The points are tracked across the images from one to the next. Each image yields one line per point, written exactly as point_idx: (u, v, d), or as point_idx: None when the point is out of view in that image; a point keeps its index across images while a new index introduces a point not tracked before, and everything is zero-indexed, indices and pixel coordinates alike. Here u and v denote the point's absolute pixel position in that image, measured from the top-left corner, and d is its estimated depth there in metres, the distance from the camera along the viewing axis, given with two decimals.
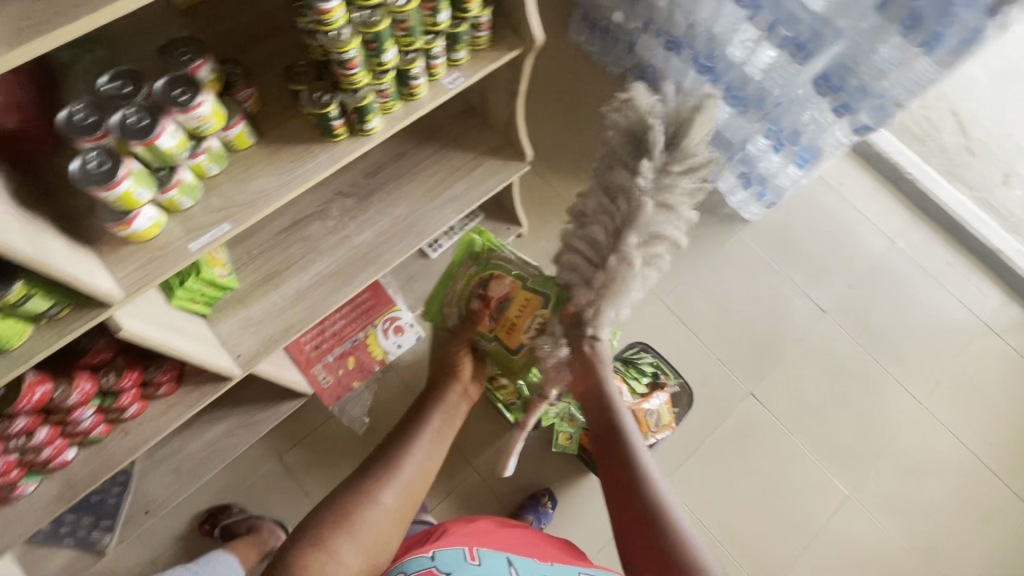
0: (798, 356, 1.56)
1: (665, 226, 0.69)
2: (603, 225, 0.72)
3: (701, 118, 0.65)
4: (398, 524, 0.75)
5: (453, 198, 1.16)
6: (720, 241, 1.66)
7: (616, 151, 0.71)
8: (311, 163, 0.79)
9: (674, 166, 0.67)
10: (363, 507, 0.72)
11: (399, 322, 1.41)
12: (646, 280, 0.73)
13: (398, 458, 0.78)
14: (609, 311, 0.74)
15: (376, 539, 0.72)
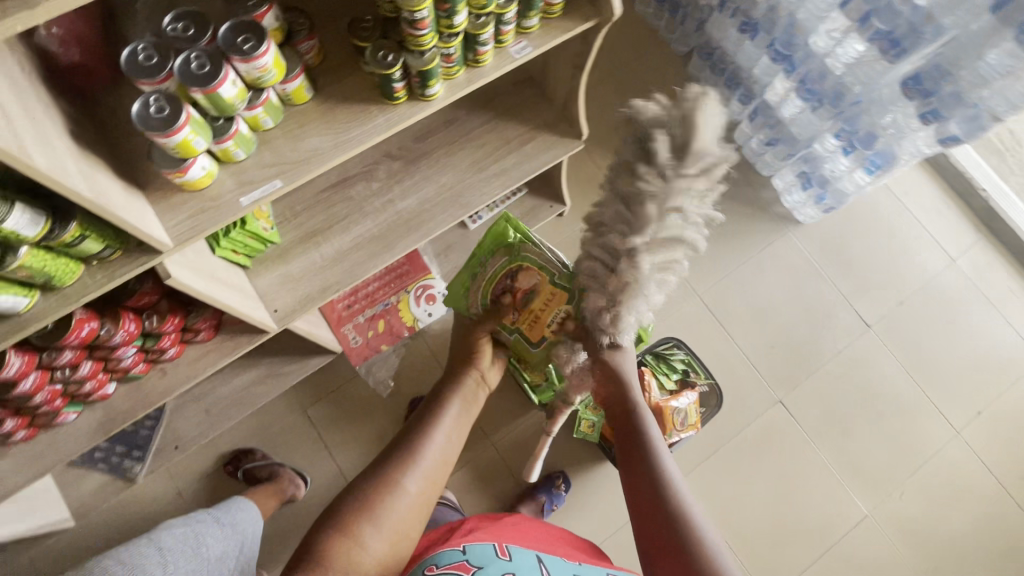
0: (834, 369, 1.51)
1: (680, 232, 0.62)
2: (620, 234, 0.64)
3: (705, 115, 0.55)
4: (421, 511, 0.75)
5: (503, 171, 1.12)
6: (769, 240, 1.58)
7: (624, 161, 0.62)
8: (368, 125, 0.76)
9: (686, 170, 0.57)
10: (387, 494, 0.72)
11: (431, 290, 1.39)
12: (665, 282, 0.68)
13: (417, 444, 0.77)
14: (627, 315, 0.71)
15: (400, 528, 0.71)
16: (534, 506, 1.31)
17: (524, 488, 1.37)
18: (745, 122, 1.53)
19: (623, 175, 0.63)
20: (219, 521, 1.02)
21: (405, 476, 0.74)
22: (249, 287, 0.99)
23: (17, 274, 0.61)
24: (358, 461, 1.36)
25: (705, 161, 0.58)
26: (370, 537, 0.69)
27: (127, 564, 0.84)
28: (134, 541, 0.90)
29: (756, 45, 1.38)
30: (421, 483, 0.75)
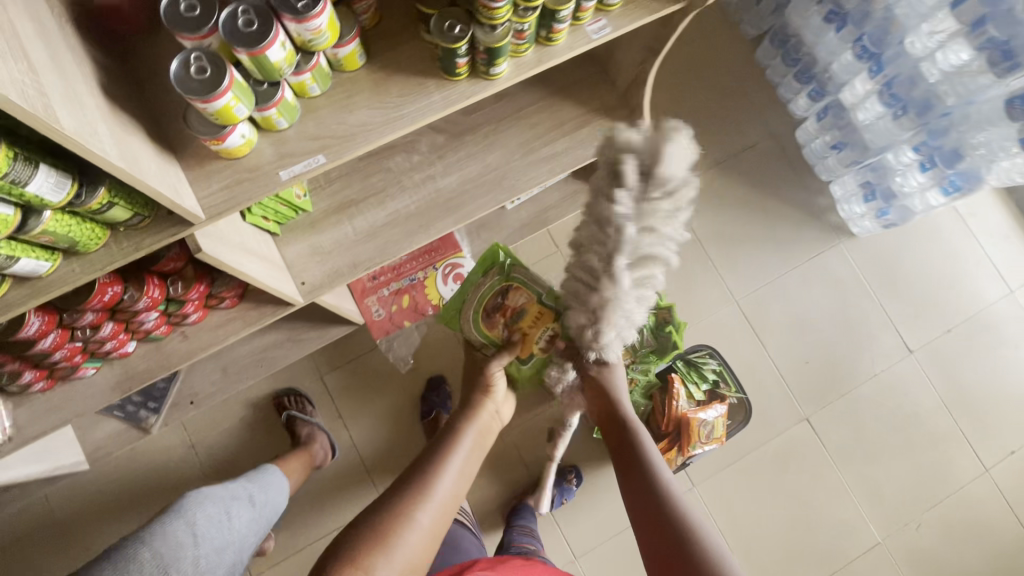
0: (868, 392, 1.45)
1: (657, 250, 0.59)
2: (597, 253, 0.61)
3: (675, 145, 0.54)
4: (432, 546, 0.71)
5: (554, 156, 1.04)
6: (820, 251, 1.50)
7: (598, 184, 0.59)
8: (422, 102, 0.69)
9: (651, 195, 0.56)
10: (400, 529, 0.68)
11: (459, 270, 1.32)
12: (644, 298, 0.65)
13: (431, 481, 0.74)
14: (610, 329, 0.66)
15: (411, 565, 0.68)
16: (545, 500, 1.29)
17: (535, 478, 1.35)
18: (812, 119, 1.45)
19: (595, 202, 0.59)
20: (252, 501, 0.99)
21: (420, 514, 0.70)
22: (278, 257, 0.95)
23: (39, 238, 0.57)
24: (372, 434, 1.35)
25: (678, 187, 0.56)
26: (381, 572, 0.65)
27: (161, 559, 0.79)
28: (169, 519, 0.85)
29: (839, 38, 1.25)
30: (434, 519, 0.72)
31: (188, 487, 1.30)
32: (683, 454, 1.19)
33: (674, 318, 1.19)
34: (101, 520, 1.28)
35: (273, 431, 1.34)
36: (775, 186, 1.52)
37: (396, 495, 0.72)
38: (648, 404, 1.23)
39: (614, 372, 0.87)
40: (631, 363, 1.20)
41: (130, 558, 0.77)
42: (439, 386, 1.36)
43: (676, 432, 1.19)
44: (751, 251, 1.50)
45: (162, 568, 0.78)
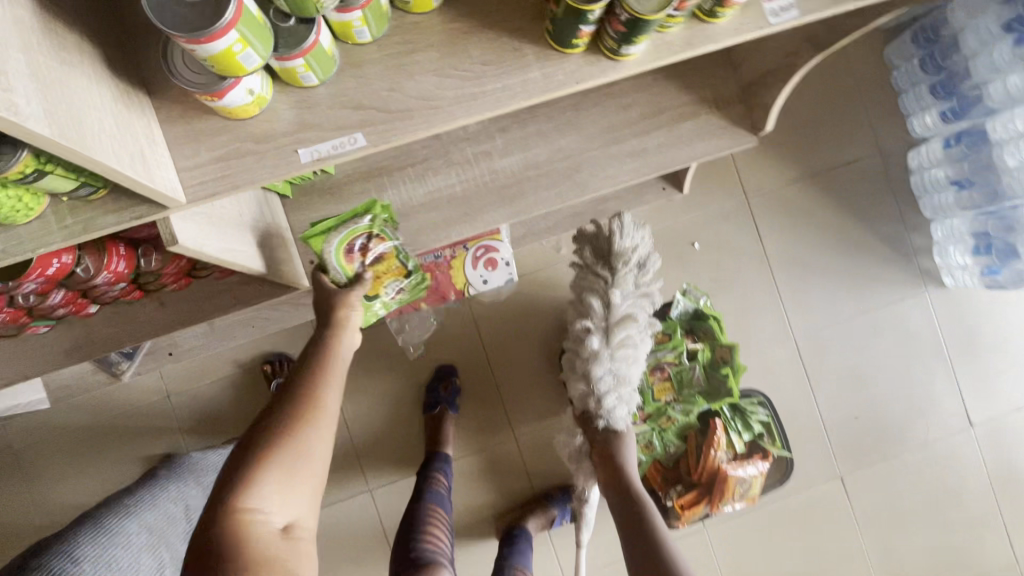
0: (913, 460, 1.31)
1: (631, 309, 0.92)
2: (591, 318, 0.93)
3: (623, 228, 0.93)
4: (323, 473, 0.58)
5: (642, 153, 0.83)
6: (901, 297, 1.31)
7: (585, 275, 0.96)
8: (513, 80, 0.48)
9: (622, 267, 0.93)
10: (272, 467, 0.54)
11: (494, 255, 1.11)
12: (627, 348, 0.91)
13: (305, 409, 0.58)
14: (598, 371, 0.91)
15: (304, 493, 0.55)
16: (544, 519, 1.18)
17: (536, 492, 1.24)
18: (938, 142, 1.21)
19: (590, 284, 0.94)
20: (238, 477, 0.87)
21: (309, 440, 0.57)
22: (281, 224, 0.76)
23: None
24: (367, 417, 1.22)
25: (631, 261, 0.94)
26: (266, 510, 0.52)
27: (154, 528, 0.65)
28: (156, 488, 0.71)
29: (1014, 54, 1.00)
30: (324, 440, 0.58)
31: (159, 442, 1.18)
32: (712, 509, 1.07)
33: (734, 359, 1.02)
34: (62, 460, 1.16)
35: (259, 396, 1.20)
36: (869, 214, 1.30)
37: (268, 424, 0.57)
38: (681, 446, 1.09)
39: (622, 440, 0.90)
40: (672, 401, 1.05)
41: (122, 530, 0.61)
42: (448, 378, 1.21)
43: (708, 486, 1.06)
44: (822, 283, 1.30)
45: (156, 542, 0.64)
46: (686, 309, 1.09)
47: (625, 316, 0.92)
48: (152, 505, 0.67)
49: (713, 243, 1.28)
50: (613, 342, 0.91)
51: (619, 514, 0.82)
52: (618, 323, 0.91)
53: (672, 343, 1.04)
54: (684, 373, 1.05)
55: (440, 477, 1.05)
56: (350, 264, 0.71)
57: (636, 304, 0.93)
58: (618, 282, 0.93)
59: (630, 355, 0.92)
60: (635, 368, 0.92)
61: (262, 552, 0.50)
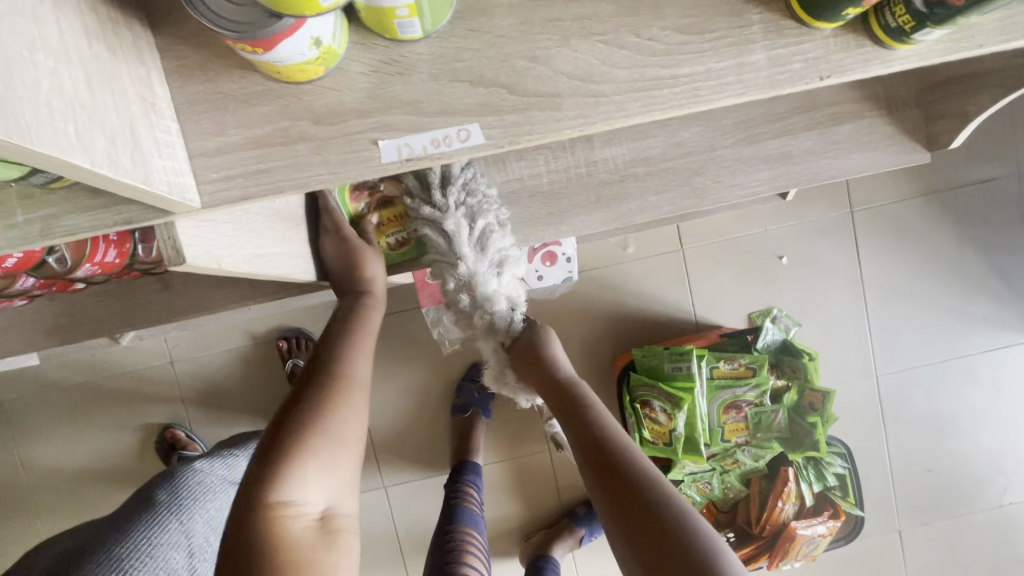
0: (983, 518, 1.18)
1: (482, 230, 0.61)
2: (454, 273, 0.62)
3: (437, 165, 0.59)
4: (360, 452, 0.51)
5: (782, 159, 0.65)
6: (1007, 346, 1.14)
7: (433, 246, 0.61)
8: (723, 63, 0.30)
9: (463, 200, 0.60)
10: (297, 453, 0.46)
11: (554, 249, 0.94)
12: (497, 261, 0.63)
13: (329, 389, 0.52)
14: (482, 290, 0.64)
15: (335, 472, 0.48)
16: (572, 543, 1.07)
17: (564, 510, 1.13)
18: None
19: (434, 251, 0.62)
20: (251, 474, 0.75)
21: (336, 417, 0.50)
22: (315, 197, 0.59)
23: None
24: (387, 410, 1.09)
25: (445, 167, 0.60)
26: (296, 499, 0.45)
27: None
28: (160, 522, 0.59)
29: None
30: (355, 414, 0.52)
31: (159, 411, 1.06)
32: (770, 565, 0.95)
33: (825, 408, 0.89)
34: (54, 422, 1.05)
35: (270, 376, 1.07)
36: (988, 243, 1.12)
37: (289, 412, 0.50)
38: (743, 493, 0.95)
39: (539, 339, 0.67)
40: (744, 443, 0.91)
41: None
42: None
43: (771, 539, 0.94)
44: (918, 318, 1.14)
45: None
46: (774, 340, 0.94)
47: (480, 232, 0.61)
48: (150, 561, 0.56)
49: (804, 258, 1.11)
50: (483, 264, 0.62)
51: (590, 464, 0.55)
52: (471, 244, 0.61)
53: (756, 379, 0.89)
54: (764, 415, 0.90)
55: (473, 495, 0.93)
56: (351, 202, 0.61)
57: (477, 217, 0.60)
58: (447, 207, 0.59)
59: (505, 268, 0.64)
60: (512, 268, 0.64)
61: (299, 550, 0.43)
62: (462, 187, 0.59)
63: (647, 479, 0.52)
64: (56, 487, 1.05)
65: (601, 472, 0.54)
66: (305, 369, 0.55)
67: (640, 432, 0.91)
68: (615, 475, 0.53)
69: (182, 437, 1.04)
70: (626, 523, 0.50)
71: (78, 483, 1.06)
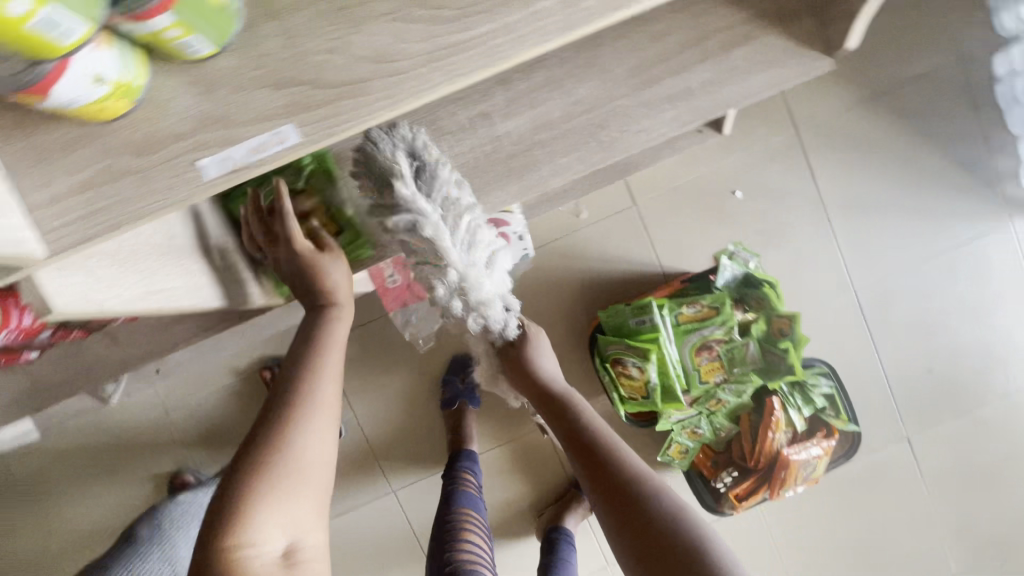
0: (991, 411, 1.17)
1: (466, 224, 0.58)
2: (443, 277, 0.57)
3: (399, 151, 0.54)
4: (322, 481, 0.53)
5: (683, 97, 0.65)
6: (980, 234, 1.12)
7: (417, 248, 0.57)
8: (516, 17, 0.31)
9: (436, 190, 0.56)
10: (261, 492, 0.48)
11: (504, 229, 0.95)
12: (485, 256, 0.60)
13: (297, 421, 0.53)
14: (476, 293, 0.59)
15: (299, 509, 0.50)
16: (583, 511, 1.09)
17: (570, 481, 1.14)
18: None
19: (419, 253, 0.57)
20: None
21: (300, 452, 0.52)
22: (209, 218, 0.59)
23: None
24: (380, 418, 1.11)
25: (412, 162, 0.57)
26: (260, 540, 0.47)
27: None
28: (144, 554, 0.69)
29: None
30: (321, 445, 0.54)
31: (164, 460, 1.10)
32: (772, 495, 0.95)
33: (794, 331, 0.89)
34: (67, 489, 1.09)
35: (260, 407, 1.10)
36: (942, 137, 1.10)
37: (255, 444, 0.51)
38: (734, 429, 0.96)
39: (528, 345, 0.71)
40: (722, 382, 0.92)
41: None
42: (465, 367, 1.10)
43: (767, 470, 0.94)
44: (884, 225, 1.12)
45: None
46: (734, 275, 0.92)
47: (466, 229, 0.58)
48: None
49: (759, 188, 1.10)
50: (475, 262, 0.58)
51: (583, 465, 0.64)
52: (458, 240, 0.57)
53: (721, 318, 0.89)
54: (736, 350, 0.90)
55: (470, 478, 0.96)
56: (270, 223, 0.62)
57: (457, 209, 0.57)
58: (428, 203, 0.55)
59: (490, 260, 0.61)
60: (497, 262, 0.62)
61: None
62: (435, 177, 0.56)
63: (634, 476, 0.62)
64: (82, 550, 1.10)
65: (593, 471, 0.63)
66: (271, 396, 0.56)
67: (617, 391, 0.92)
68: (605, 474, 0.62)
69: (190, 481, 1.07)
70: (618, 520, 0.59)
71: (102, 543, 1.10)
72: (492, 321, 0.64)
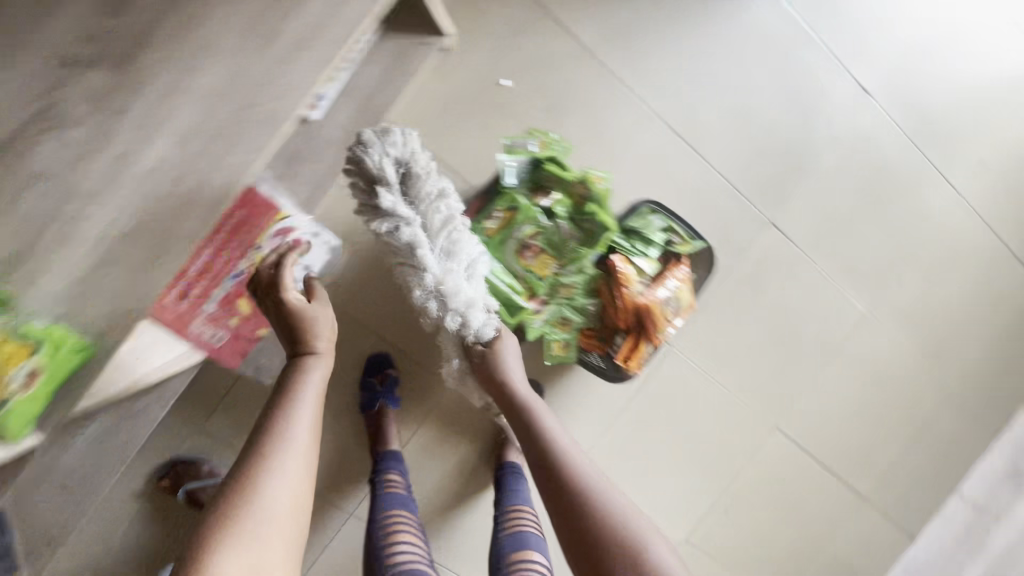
0: (832, 162, 1.22)
1: (441, 235, 0.77)
2: (419, 273, 0.77)
3: (383, 154, 0.72)
4: (290, 521, 0.64)
5: (317, 31, 0.59)
6: (738, 8, 1.14)
7: (399, 249, 0.75)
8: None
9: (415, 199, 0.75)
10: (234, 531, 0.59)
11: (294, 235, 0.95)
12: (460, 262, 0.80)
13: (271, 462, 0.65)
14: (453, 285, 0.78)
15: (268, 548, 0.61)
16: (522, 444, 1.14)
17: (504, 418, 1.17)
18: None
19: (398, 246, 0.75)
20: None
21: (268, 491, 0.63)
22: None
23: None
24: None
25: (400, 170, 0.74)
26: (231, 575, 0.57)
27: None
28: None
29: None
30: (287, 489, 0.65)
31: None
32: (656, 343, 0.95)
33: (591, 190, 0.89)
34: None
35: (181, 516, 1.06)
36: None
37: (231, 486, 0.63)
38: (596, 302, 0.97)
39: (500, 351, 0.83)
40: (559, 268, 0.94)
41: None
42: (382, 369, 1.09)
43: (638, 323, 0.94)
44: (658, 43, 1.11)
45: None
46: (521, 166, 0.90)
47: (444, 240, 0.78)
48: None
49: (523, 67, 1.06)
50: (447, 267, 0.78)
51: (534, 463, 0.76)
52: (434, 244, 0.77)
53: (523, 215, 0.90)
54: (553, 235, 0.93)
55: (395, 480, 0.96)
56: None
57: (439, 218, 0.77)
58: (408, 210, 0.74)
59: (461, 264, 0.80)
60: (476, 263, 0.81)
61: None
62: (421, 188, 0.75)
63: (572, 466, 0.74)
64: None
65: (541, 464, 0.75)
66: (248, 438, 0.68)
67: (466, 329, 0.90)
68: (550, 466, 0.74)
69: None
70: (558, 509, 0.71)
71: None
72: (467, 315, 0.81)
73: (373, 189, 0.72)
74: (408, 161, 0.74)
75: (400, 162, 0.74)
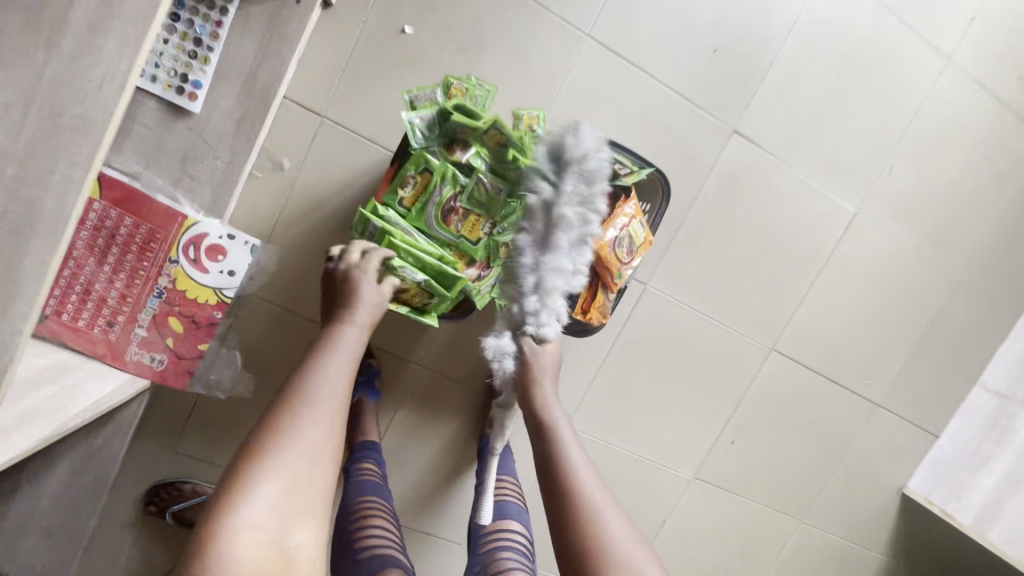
0: (794, 50, 1.09)
1: (576, 235, 0.80)
2: (533, 256, 0.80)
3: (578, 140, 0.77)
4: (324, 472, 0.58)
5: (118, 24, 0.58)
6: None
7: (539, 226, 0.79)
8: None
9: (577, 194, 0.78)
10: (265, 463, 0.54)
11: (207, 242, 0.86)
12: (568, 266, 0.82)
13: (305, 400, 0.61)
14: (551, 281, 0.81)
15: (296, 491, 0.54)
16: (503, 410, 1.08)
17: (482, 389, 1.12)
18: None
19: (533, 214, 0.79)
20: None
21: (303, 427, 0.58)
22: None
23: None
24: None
25: (582, 165, 0.78)
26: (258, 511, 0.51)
27: None
28: None
29: None
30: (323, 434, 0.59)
31: None
32: (612, 290, 0.90)
33: (509, 135, 0.80)
34: None
35: (177, 535, 1.06)
36: None
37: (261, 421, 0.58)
38: None
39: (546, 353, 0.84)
40: (492, 227, 0.85)
41: None
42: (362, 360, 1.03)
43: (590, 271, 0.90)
44: None
45: None
46: (428, 123, 0.81)
47: (572, 242, 0.80)
48: None
49: (423, 8, 0.94)
50: (559, 265, 0.81)
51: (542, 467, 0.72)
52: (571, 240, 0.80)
53: (439, 175, 0.80)
54: (478, 191, 0.82)
55: (370, 468, 0.94)
56: None
57: (583, 225, 0.80)
58: (567, 198, 0.78)
59: (572, 266, 0.82)
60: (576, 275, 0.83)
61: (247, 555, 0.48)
62: (589, 192, 0.79)
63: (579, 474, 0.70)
64: None
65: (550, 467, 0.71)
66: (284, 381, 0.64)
67: (401, 310, 0.84)
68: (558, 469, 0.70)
69: None
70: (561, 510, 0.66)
71: None
72: (540, 308, 0.83)
73: (558, 165, 0.77)
74: (597, 165, 0.78)
75: (592, 160, 0.78)
